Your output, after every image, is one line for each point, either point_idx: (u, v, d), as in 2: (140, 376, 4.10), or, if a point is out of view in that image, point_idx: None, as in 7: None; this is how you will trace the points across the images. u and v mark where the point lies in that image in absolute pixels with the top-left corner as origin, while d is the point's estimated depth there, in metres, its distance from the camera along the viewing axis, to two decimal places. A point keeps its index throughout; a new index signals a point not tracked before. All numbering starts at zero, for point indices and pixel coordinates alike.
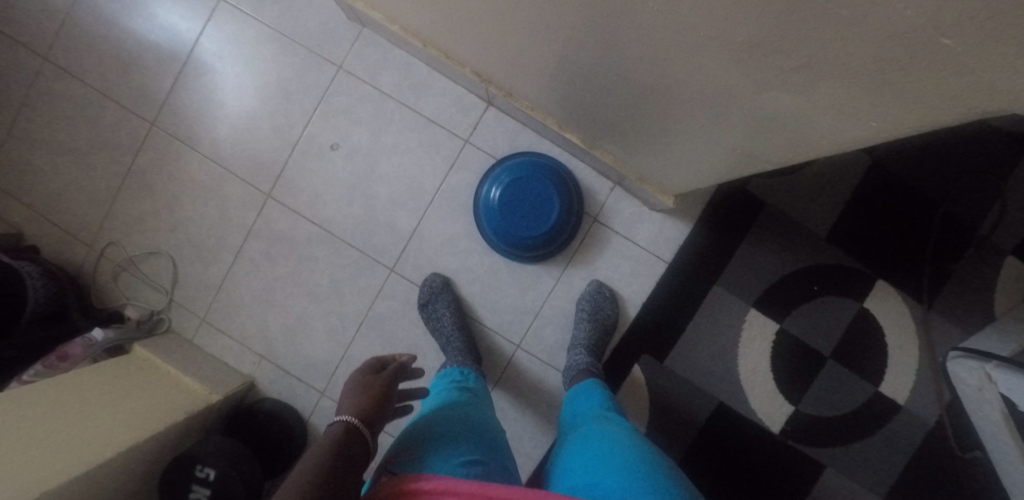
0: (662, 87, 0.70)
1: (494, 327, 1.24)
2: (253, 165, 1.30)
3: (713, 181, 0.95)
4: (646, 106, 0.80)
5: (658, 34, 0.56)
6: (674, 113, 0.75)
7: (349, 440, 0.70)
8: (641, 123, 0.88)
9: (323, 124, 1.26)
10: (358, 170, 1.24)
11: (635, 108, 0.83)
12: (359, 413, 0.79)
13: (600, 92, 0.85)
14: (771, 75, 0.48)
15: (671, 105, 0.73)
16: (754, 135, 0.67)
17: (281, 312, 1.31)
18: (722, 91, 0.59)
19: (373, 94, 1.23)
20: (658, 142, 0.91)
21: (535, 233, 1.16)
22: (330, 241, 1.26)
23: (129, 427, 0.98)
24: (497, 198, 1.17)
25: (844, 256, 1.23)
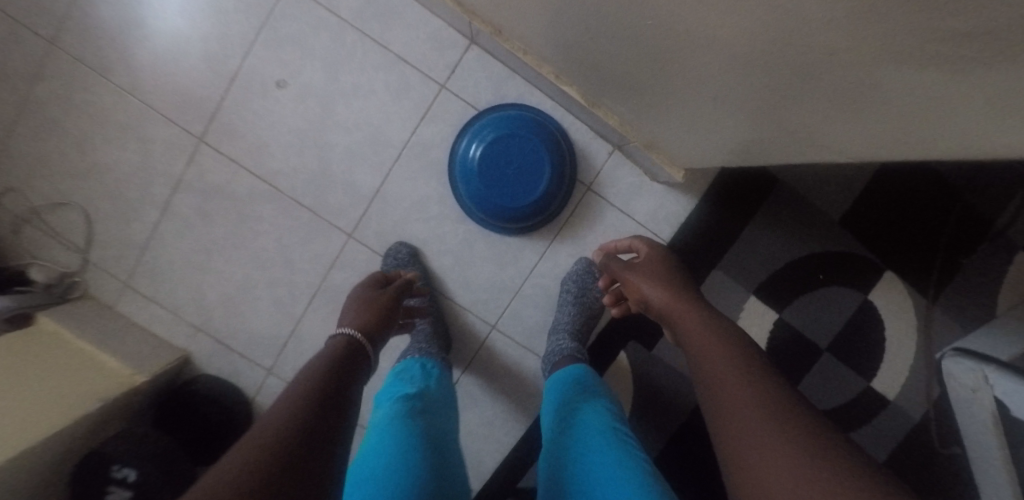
0: (704, 32, 0.52)
1: (468, 306, 1.08)
2: (180, 102, 1.07)
3: (737, 157, 0.79)
4: (674, 57, 0.62)
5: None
6: (712, 70, 0.58)
7: (349, 355, 0.66)
8: (663, 81, 0.70)
9: (267, 55, 1.02)
10: (310, 115, 1.02)
11: (658, 58, 0.65)
12: (360, 330, 0.74)
13: (615, 35, 0.67)
14: (886, 47, 0.32)
15: (709, 60, 0.56)
16: (825, 117, 0.50)
17: (221, 279, 1.13)
18: (798, 47, 0.42)
19: (328, 19, 0.99)
20: (679, 106, 0.74)
21: (525, 203, 1.00)
22: (276, 199, 1.07)
23: (21, 427, 0.81)
24: (477, 158, 0.98)
25: (855, 244, 1.12)
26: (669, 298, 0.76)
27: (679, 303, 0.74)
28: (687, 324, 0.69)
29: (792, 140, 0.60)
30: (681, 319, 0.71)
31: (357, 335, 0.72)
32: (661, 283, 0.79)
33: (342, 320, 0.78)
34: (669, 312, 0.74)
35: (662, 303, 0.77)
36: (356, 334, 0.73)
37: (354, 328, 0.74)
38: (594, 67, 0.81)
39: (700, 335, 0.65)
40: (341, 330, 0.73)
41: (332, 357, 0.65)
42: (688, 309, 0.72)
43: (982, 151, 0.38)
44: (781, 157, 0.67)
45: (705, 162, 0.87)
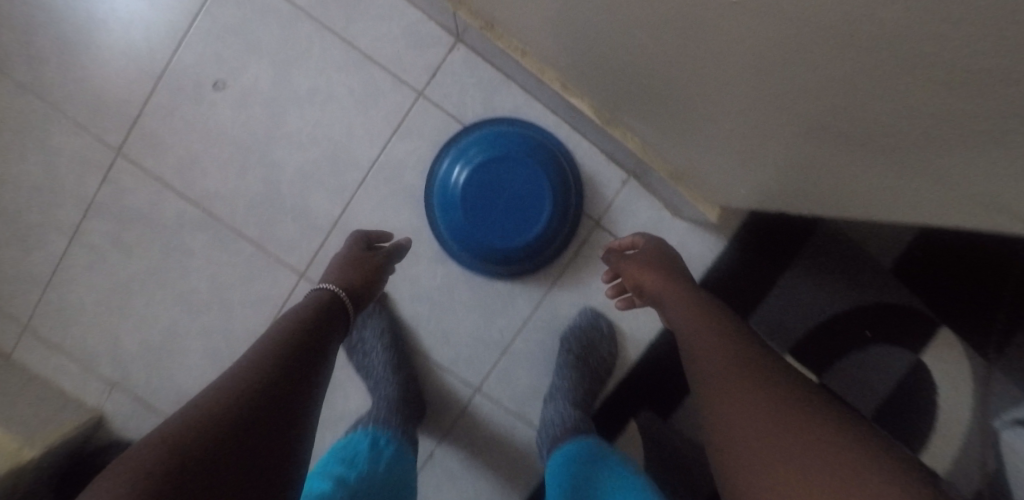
0: (790, 58, 0.33)
1: (447, 364, 0.88)
2: (90, 104, 0.85)
3: (797, 192, 0.58)
4: (731, 79, 0.43)
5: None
6: (795, 103, 0.39)
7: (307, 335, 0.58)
8: (709, 103, 0.51)
9: (202, 49, 0.82)
10: (255, 125, 0.82)
11: (703, 74, 0.46)
12: (344, 292, 0.68)
13: (649, 37, 0.48)
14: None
15: (791, 91, 0.37)
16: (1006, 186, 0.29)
17: (144, 324, 0.92)
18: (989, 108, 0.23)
19: (279, 7, 0.80)
20: (727, 133, 0.55)
21: (518, 244, 0.81)
22: (210, 227, 0.86)
23: None
24: (461, 185, 0.79)
25: (908, 295, 0.93)
26: (664, 287, 0.68)
27: (673, 292, 0.67)
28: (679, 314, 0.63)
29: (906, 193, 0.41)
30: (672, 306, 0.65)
31: (334, 303, 0.65)
32: (657, 274, 0.70)
33: (331, 269, 0.73)
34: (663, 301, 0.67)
35: (657, 293, 0.69)
36: (313, 308, 0.63)
37: (339, 288, 0.68)
38: (613, 73, 0.62)
39: (693, 331, 0.59)
40: (327, 287, 0.68)
41: (307, 321, 0.60)
42: (686, 299, 0.65)
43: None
44: (876, 207, 0.48)
45: (755, 196, 0.68)
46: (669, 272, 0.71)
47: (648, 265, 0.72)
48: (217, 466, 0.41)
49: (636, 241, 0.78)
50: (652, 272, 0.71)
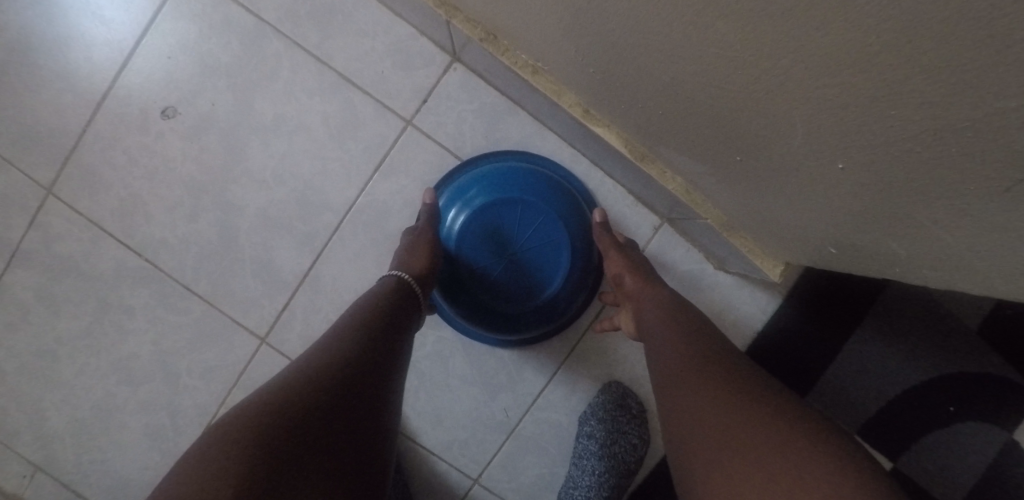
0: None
1: (438, 449, 0.72)
2: (16, 133, 0.72)
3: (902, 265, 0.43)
4: (860, 115, 0.27)
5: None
6: (1001, 161, 0.22)
7: (391, 309, 0.53)
8: (804, 147, 0.35)
9: (149, 71, 0.69)
10: (209, 160, 0.69)
11: (801, 107, 0.31)
12: (413, 265, 0.60)
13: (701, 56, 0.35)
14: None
15: (996, 142, 0.21)
16: None
17: (72, 396, 0.76)
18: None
19: (242, 22, 0.67)
20: (808, 188, 0.40)
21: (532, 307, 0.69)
22: (153, 281, 0.71)
23: None
24: (460, 232, 0.67)
25: (998, 362, 0.75)
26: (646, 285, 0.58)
27: (654, 291, 0.57)
28: (656, 315, 0.54)
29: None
30: (648, 307, 0.56)
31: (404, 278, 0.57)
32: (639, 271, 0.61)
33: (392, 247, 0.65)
34: (640, 300, 0.57)
35: (636, 290, 0.59)
36: (386, 289, 0.55)
37: (406, 261, 0.60)
38: (654, 94, 0.46)
39: (668, 342, 0.50)
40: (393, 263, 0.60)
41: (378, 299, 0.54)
42: (666, 302, 0.55)
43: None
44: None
45: (845, 260, 0.50)
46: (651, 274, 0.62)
47: (634, 262, 0.62)
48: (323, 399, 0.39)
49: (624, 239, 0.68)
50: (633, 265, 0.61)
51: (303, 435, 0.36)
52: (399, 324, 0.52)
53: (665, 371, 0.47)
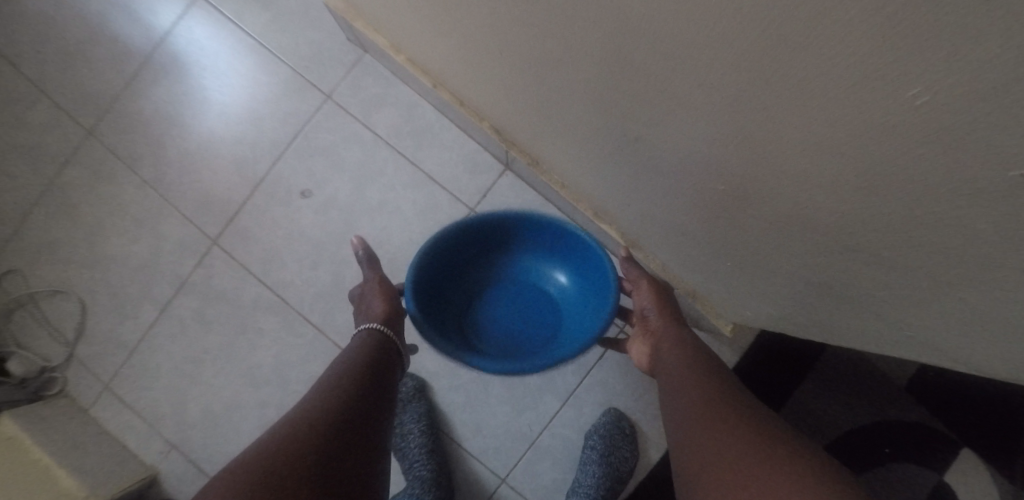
0: (819, 174, 0.43)
1: (477, 453, 0.95)
2: (198, 198, 1.05)
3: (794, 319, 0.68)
4: (749, 210, 0.54)
5: (871, 151, 0.33)
6: (822, 215, 0.48)
7: (377, 348, 0.72)
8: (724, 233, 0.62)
9: (295, 165, 1.02)
10: (331, 226, 0.99)
11: (713, 213, 0.60)
12: (374, 311, 0.78)
13: (661, 185, 0.64)
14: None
15: (814, 213, 0.46)
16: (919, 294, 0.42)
17: (207, 392, 1.03)
18: (994, 275, 0.32)
19: (363, 135, 1.00)
20: (730, 265, 0.68)
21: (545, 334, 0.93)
22: (279, 311, 1.00)
23: None
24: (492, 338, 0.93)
25: (920, 414, 0.95)
26: (666, 323, 0.75)
27: (672, 329, 0.74)
28: (671, 347, 0.71)
29: (874, 321, 0.53)
30: (665, 340, 0.73)
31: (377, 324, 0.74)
32: (662, 309, 0.77)
33: (360, 311, 0.82)
34: (660, 334, 0.74)
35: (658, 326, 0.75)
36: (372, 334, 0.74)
37: (374, 316, 0.77)
38: (637, 204, 0.74)
39: (679, 366, 0.67)
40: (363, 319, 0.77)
41: (361, 349, 0.71)
42: (680, 338, 0.72)
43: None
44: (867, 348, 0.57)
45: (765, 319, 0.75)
46: (673, 313, 0.77)
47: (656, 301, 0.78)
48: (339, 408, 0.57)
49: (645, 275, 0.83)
50: (658, 303, 0.77)
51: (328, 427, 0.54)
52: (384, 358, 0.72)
53: (674, 379, 0.66)
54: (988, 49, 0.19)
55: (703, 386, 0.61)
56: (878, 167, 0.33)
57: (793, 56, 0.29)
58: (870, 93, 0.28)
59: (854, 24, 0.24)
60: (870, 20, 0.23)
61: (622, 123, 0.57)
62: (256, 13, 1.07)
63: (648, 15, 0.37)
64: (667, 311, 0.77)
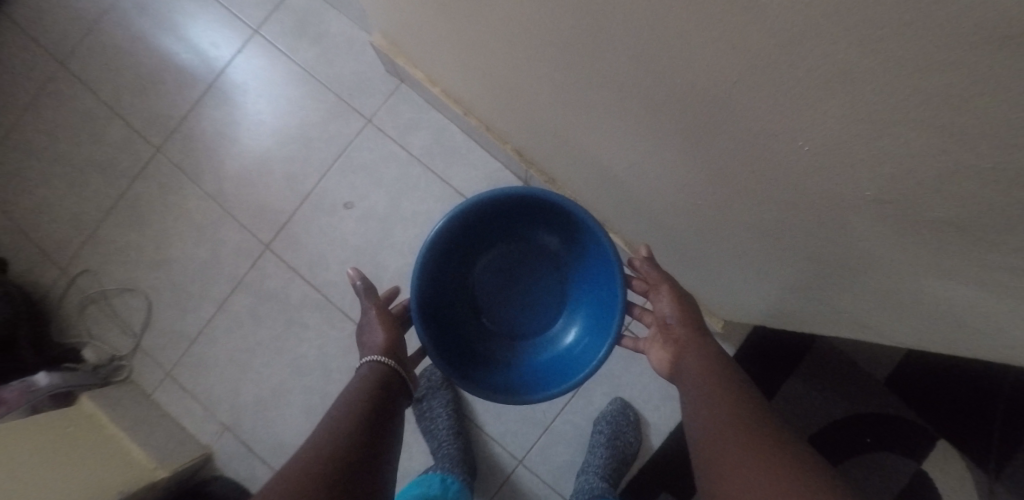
0: (740, 217, 0.59)
1: (497, 436, 1.07)
2: (255, 209, 1.21)
3: (765, 309, 0.83)
4: (707, 230, 0.70)
5: (781, 192, 0.47)
6: (759, 240, 0.62)
7: (384, 378, 0.78)
8: (697, 244, 0.78)
9: (339, 180, 1.19)
10: (371, 234, 1.17)
11: (686, 228, 0.76)
12: (377, 344, 0.83)
13: (647, 204, 0.79)
14: (990, 264, 0.33)
15: (754, 234, 0.61)
16: (829, 282, 0.57)
17: (258, 380, 1.16)
18: (872, 263, 0.47)
19: (400, 155, 1.18)
20: (706, 267, 0.84)
21: (549, 319, 1.04)
22: (325, 308, 1.16)
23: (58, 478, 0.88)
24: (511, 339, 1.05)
25: (899, 406, 1.05)
26: (688, 329, 0.76)
27: (694, 336, 0.76)
28: (693, 354, 0.73)
29: (823, 310, 0.67)
30: (688, 347, 0.75)
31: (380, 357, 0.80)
32: (685, 315, 0.78)
33: (362, 341, 0.87)
34: (684, 341, 0.76)
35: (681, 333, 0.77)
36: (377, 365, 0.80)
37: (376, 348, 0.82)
38: (632, 217, 0.90)
39: (699, 369, 0.70)
40: (366, 352, 0.83)
41: (367, 380, 0.77)
42: (702, 344, 0.74)
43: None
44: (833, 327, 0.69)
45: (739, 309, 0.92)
46: (695, 318, 0.78)
47: (680, 306, 0.79)
48: (346, 436, 0.65)
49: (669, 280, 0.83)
50: (681, 309, 0.78)
51: (337, 453, 0.62)
52: (391, 382, 0.78)
53: (694, 381, 0.69)
54: (833, 124, 0.33)
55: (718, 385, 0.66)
56: (781, 198, 0.48)
57: (727, 122, 0.44)
58: (764, 148, 0.43)
59: (756, 104, 0.38)
60: (761, 98, 0.37)
61: (608, 157, 0.74)
62: (307, 49, 1.26)
63: (624, 87, 0.53)
64: (691, 316, 0.78)
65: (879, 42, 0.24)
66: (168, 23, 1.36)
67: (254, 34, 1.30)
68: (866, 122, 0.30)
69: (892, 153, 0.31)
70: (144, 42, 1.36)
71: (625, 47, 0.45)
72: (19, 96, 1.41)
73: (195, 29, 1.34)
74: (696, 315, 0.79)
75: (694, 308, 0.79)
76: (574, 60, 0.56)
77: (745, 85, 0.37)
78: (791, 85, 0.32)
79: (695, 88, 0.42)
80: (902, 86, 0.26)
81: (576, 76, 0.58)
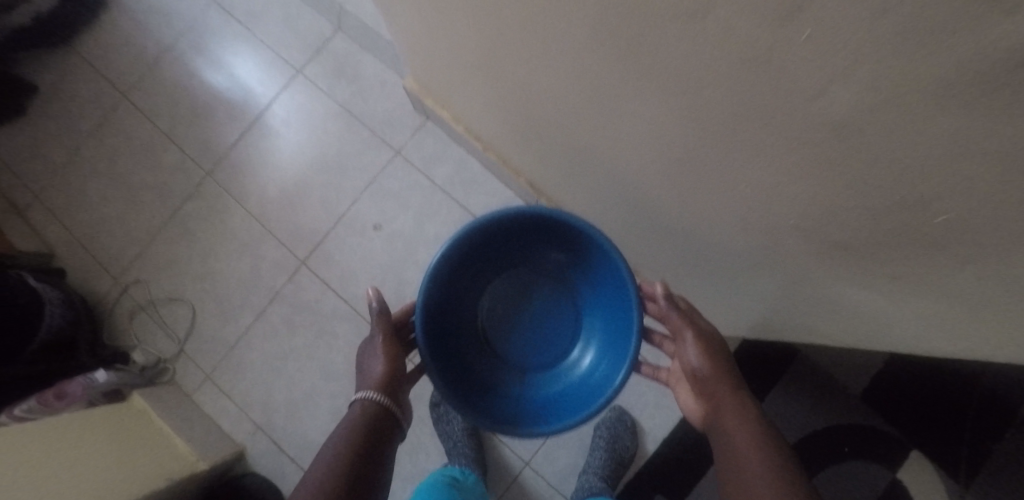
0: (711, 244, 0.72)
1: (506, 439, 1.18)
2: (293, 229, 1.36)
3: (750, 321, 0.94)
4: (690, 254, 0.83)
5: (733, 226, 0.61)
6: (729, 264, 0.74)
7: (375, 418, 0.81)
8: (685, 265, 0.91)
9: (369, 204, 1.34)
10: (397, 253, 1.30)
11: (674, 251, 0.89)
12: (373, 378, 0.86)
13: (641, 230, 0.93)
14: (877, 275, 0.46)
15: (725, 260, 0.73)
16: (788, 300, 0.69)
17: (290, 383, 1.28)
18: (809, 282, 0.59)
19: (424, 183, 1.32)
20: (696, 285, 0.96)
21: (563, 349, 1.15)
22: (354, 319, 1.29)
23: (121, 463, 1.02)
24: (529, 359, 1.16)
25: (875, 418, 1.15)
26: (717, 375, 0.78)
27: (723, 383, 0.78)
28: (728, 405, 0.74)
29: (789, 323, 0.79)
30: (722, 397, 0.76)
31: (372, 392, 0.83)
32: (712, 359, 0.80)
33: (364, 366, 0.91)
34: (715, 390, 0.77)
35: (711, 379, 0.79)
36: (371, 399, 0.83)
37: (373, 380, 0.86)
38: (631, 239, 1.03)
39: (733, 419, 0.72)
40: (363, 382, 0.87)
41: (359, 420, 0.80)
42: (732, 391, 0.76)
43: (939, 355, 0.52)
44: (800, 335, 0.81)
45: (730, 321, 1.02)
46: (722, 360, 0.81)
47: (706, 351, 0.81)
48: (335, 481, 0.68)
49: (695, 321, 0.84)
50: (708, 354, 0.80)
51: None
52: (382, 421, 0.81)
53: (730, 432, 0.71)
54: (758, 175, 0.47)
55: (752, 434, 0.68)
56: (736, 230, 0.61)
57: (691, 171, 0.57)
58: (715, 190, 0.56)
59: (706, 159, 0.52)
60: (711, 155, 0.51)
61: (608, 190, 0.88)
62: (344, 89, 1.42)
63: (615, 139, 0.67)
64: (716, 360, 0.80)
65: (776, 123, 0.39)
66: (221, 62, 1.53)
67: (297, 75, 1.47)
68: (782, 170, 0.43)
69: (797, 197, 0.45)
70: (199, 79, 1.54)
71: (616, 110, 0.60)
72: (83, 124, 1.58)
73: (245, 69, 1.51)
74: (722, 358, 0.82)
75: (718, 351, 0.82)
76: (577, 116, 0.70)
77: (699, 145, 0.51)
78: (730, 144, 0.46)
79: (668, 146, 0.57)
80: (793, 149, 0.40)
81: (580, 126, 0.73)
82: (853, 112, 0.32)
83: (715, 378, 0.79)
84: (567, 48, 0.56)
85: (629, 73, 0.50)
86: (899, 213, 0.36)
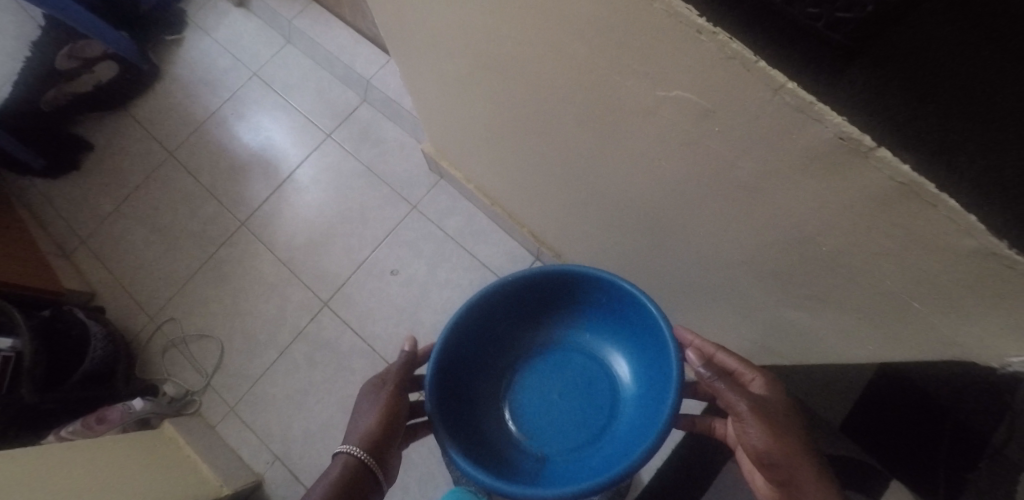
0: (684, 282, 0.86)
1: None
2: (318, 273, 1.51)
3: None
4: (671, 291, 0.97)
5: (696, 264, 0.76)
6: (701, 299, 0.88)
7: (354, 479, 0.84)
8: (668, 302, 1.04)
9: (388, 252, 1.49)
10: (412, 295, 1.44)
11: (658, 290, 1.02)
12: (363, 436, 0.87)
13: (629, 272, 1.07)
14: (801, 297, 0.60)
15: (697, 295, 0.87)
16: (750, 327, 0.82)
17: (309, 416, 1.37)
18: (760, 309, 0.73)
19: (438, 234, 1.49)
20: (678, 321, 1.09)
21: (586, 411, 1.11)
22: (370, 355, 1.40)
23: (160, 477, 1.12)
24: (549, 420, 1.11)
25: (855, 450, 1.24)
26: (787, 451, 0.70)
27: (797, 459, 0.70)
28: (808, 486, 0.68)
29: (757, 350, 0.92)
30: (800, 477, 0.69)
31: (356, 449, 0.85)
32: (776, 434, 0.72)
33: (359, 412, 0.93)
34: (790, 470, 0.70)
35: (783, 459, 0.70)
36: (355, 456, 0.85)
37: (362, 434, 0.88)
38: None
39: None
40: (352, 433, 0.89)
41: (338, 480, 0.82)
42: (810, 466, 0.69)
43: (859, 366, 0.66)
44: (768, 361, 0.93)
45: None
46: (786, 428, 0.74)
47: (769, 425, 0.72)
48: None
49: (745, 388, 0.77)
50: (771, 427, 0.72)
51: None
52: (362, 481, 0.85)
53: None
54: (706, 222, 0.62)
55: None
56: (699, 268, 0.76)
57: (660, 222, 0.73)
58: (679, 236, 0.72)
59: (669, 211, 0.68)
60: (671, 208, 0.67)
61: (598, 240, 1.03)
62: (368, 152, 1.62)
63: (600, 197, 0.84)
64: (779, 431, 0.72)
65: (709, 185, 0.55)
66: (260, 127, 1.75)
67: (326, 140, 1.67)
68: (720, 218, 0.59)
69: (734, 239, 0.60)
70: (239, 142, 1.74)
71: (601, 176, 0.76)
72: (131, 177, 1.77)
73: (280, 134, 1.72)
74: (787, 424, 0.74)
75: (780, 418, 0.74)
76: (569, 179, 0.87)
77: (662, 201, 0.67)
78: (683, 200, 0.62)
79: (642, 204, 0.73)
80: (724, 203, 0.56)
81: (572, 187, 0.90)
82: (752, 176, 0.48)
83: (787, 456, 0.70)
84: (561, 128, 0.73)
85: (607, 149, 0.67)
86: (798, 245, 0.52)
